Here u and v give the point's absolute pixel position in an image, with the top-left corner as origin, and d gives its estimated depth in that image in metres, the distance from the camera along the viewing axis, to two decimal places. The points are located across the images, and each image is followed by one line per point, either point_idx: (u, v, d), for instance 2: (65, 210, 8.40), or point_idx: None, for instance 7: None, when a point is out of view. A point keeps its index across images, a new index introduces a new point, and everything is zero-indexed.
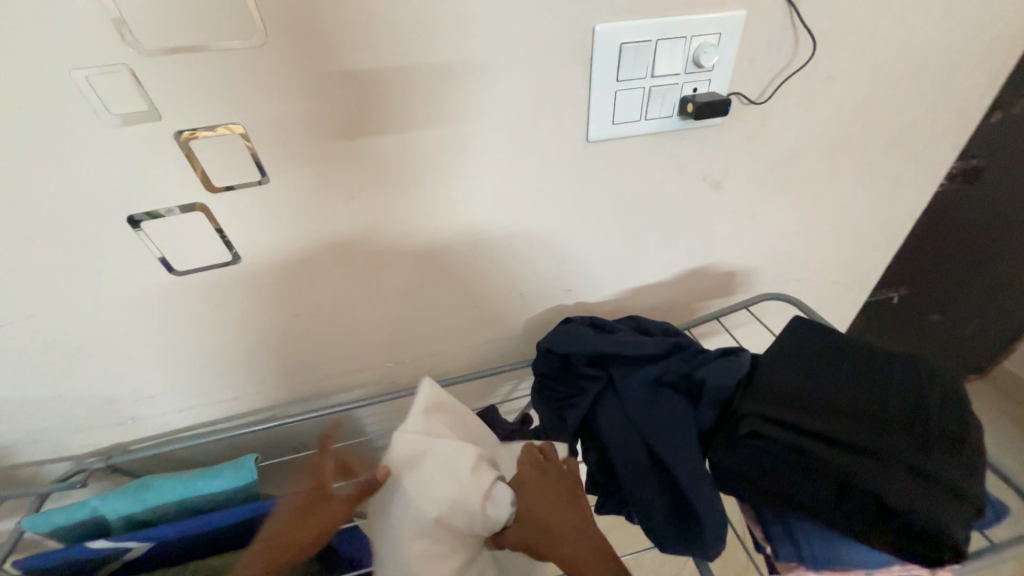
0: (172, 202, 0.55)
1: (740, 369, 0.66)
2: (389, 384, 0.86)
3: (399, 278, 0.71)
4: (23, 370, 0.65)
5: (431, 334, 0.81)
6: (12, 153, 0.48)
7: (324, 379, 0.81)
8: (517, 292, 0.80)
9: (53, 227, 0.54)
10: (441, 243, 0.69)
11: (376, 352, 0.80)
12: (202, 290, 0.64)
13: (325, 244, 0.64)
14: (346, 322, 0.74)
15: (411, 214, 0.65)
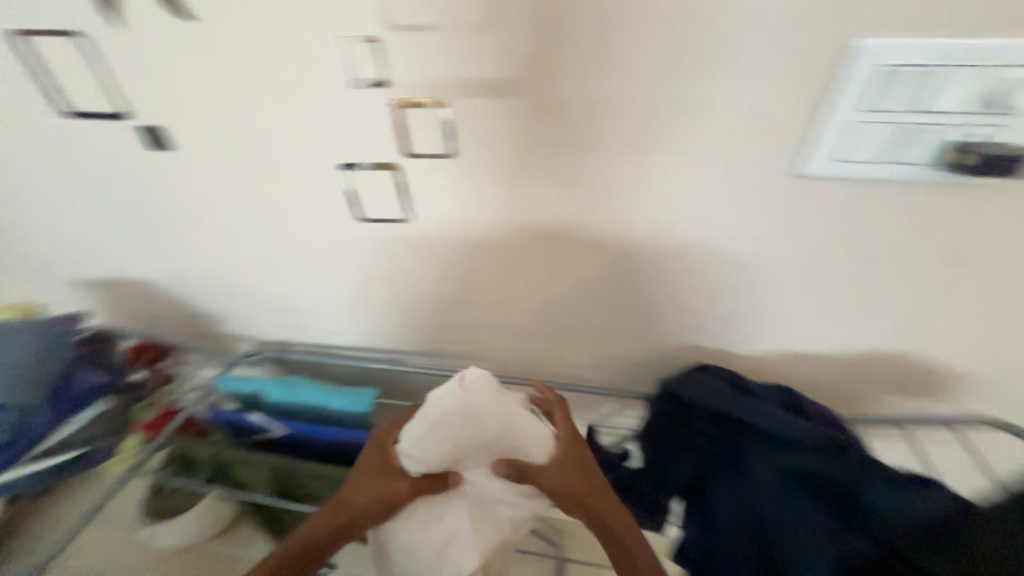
0: (374, 158, 0.63)
1: (933, 505, 0.48)
2: (495, 365, 0.88)
3: (536, 269, 0.71)
4: (242, 266, 0.82)
5: (549, 331, 0.80)
6: (280, 96, 0.60)
7: (446, 344, 0.87)
8: (650, 316, 0.74)
9: (291, 160, 0.66)
10: (588, 245, 0.67)
11: (494, 331, 0.82)
12: (374, 237, 0.72)
13: (483, 222, 0.67)
14: (479, 299, 0.78)
15: (569, 210, 0.63)
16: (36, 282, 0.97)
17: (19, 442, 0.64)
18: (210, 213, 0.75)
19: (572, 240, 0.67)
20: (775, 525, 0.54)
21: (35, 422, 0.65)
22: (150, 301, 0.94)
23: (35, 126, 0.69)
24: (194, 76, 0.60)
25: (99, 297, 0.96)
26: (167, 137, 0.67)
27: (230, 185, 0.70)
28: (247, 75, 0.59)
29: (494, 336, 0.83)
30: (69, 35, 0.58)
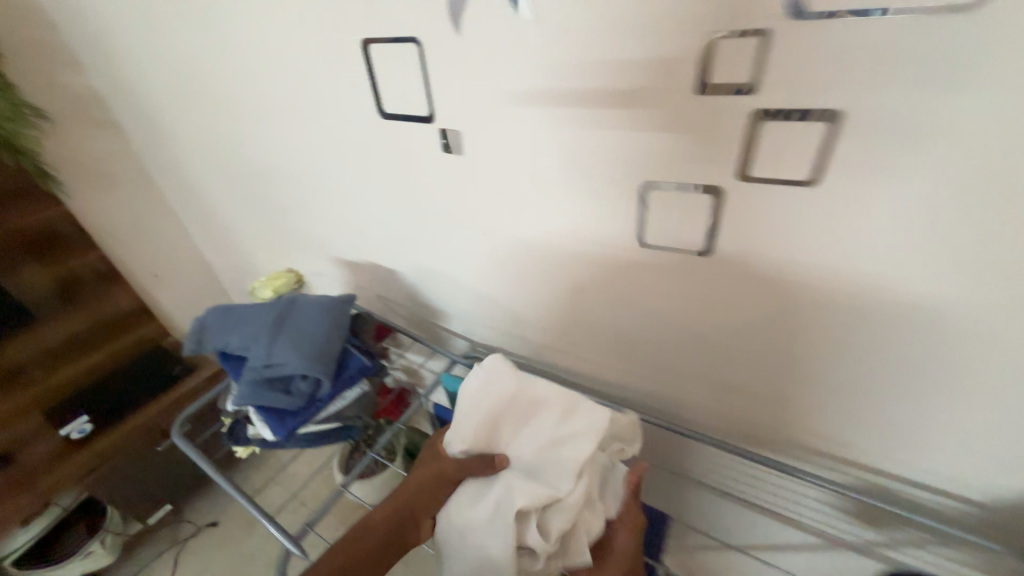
0: (690, 179, 0.50)
1: None
2: (716, 427, 0.71)
3: (827, 336, 0.53)
4: (485, 272, 0.81)
5: (814, 409, 0.60)
6: (594, 106, 0.52)
7: (662, 389, 0.73)
8: (998, 425, 0.50)
9: (579, 174, 0.58)
10: (947, 322, 0.46)
11: (725, 388, 0.66)
12: (643, 270, 0.61)
13: (806, 274, 0.50)
14: (757, 366, 0.61)
15: (937, 269, 0.43)
16: (310, 254, 1.14)
17: (310, 410, 0.67)
18: (472, 218, 0.74)
19: (918, 314, 0.47)
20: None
21: (322, 393, 0.67)
22: (390, 287, 1.02)
23: (353, 123, 0.76)
24: (509, 80, 0.56)
25: (351, 276, 1.08)
26: (460, 141, 0.66)
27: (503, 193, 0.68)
28: (567, 79, 0.52)
29: (758, 412, 0.65)
30: (408, 40, 0.61)
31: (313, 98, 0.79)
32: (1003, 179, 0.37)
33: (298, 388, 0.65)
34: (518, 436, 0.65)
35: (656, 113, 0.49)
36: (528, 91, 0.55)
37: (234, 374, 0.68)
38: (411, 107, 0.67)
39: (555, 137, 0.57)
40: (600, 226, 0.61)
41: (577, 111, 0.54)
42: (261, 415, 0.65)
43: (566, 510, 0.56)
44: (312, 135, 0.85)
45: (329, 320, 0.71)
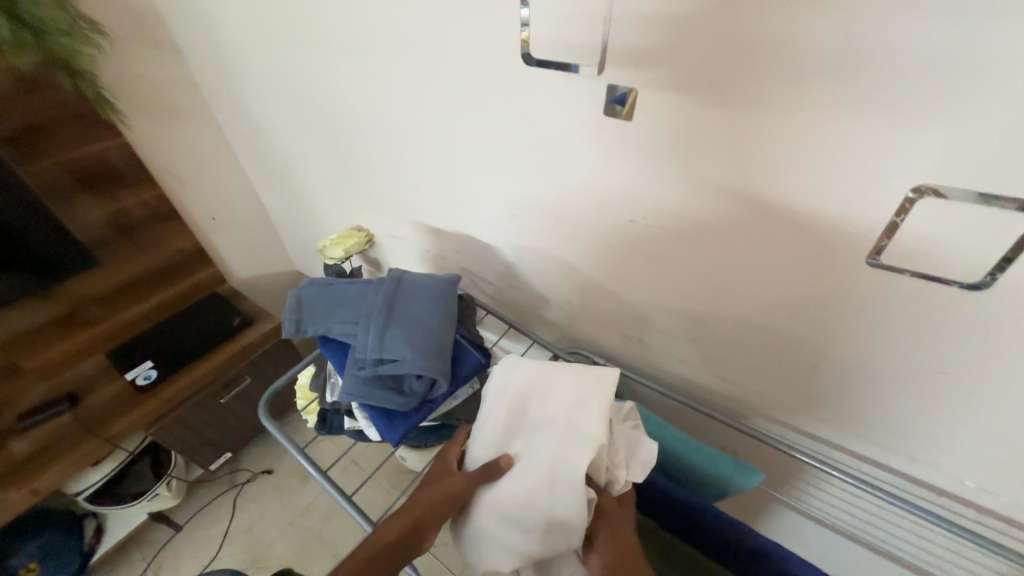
0: (1001, 192, 0.37)
1: None
2: (790, 430, 0.69)
3: (962, 360, 0.48)
4: (618, 262, 0.69)
5: (920, 433, 0.57)
6: (874, 78, 0.38)
7: (752, 391, 0.69)
8: None
9: (812, 163, 0.44)
10: None
11: (808, 396, 0.64)
12: (856, 291, 0.50)
13: None
14: (981, 414, 0.51)
15: None
16: (385, 213, 1.02)
17: (424, 410, 0.58)
18: (620, 199, 0.61)
19: None
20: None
21: (436, 395, 0.58)
22: (480, 261, 0.91)
23: (479, 67, 0.62)
24: (745, 24, 0.41)
25: (432, 245, 0.97)
26: (633, 105, 0.52)
27: (676, 175, 0.54)
28: (849, 29, 0.37)
29: (955, 458, 0.56)
30: None
31: (430, 31, 0.63)
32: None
33: (412, 388, 0.56)
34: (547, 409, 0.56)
35: (992, 94, 0.34)
36: (772, 43, 0.40)
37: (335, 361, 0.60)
38: (573, 54, 0.52)
39: (793, 110, 0.43)
40: (815, 229, 0.48)
41: (848, 77, 0.39)
42: (368, 413, 0.57)
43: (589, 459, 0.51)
44: (418, 79, 0.71)
45: (442, 309, 0.61)
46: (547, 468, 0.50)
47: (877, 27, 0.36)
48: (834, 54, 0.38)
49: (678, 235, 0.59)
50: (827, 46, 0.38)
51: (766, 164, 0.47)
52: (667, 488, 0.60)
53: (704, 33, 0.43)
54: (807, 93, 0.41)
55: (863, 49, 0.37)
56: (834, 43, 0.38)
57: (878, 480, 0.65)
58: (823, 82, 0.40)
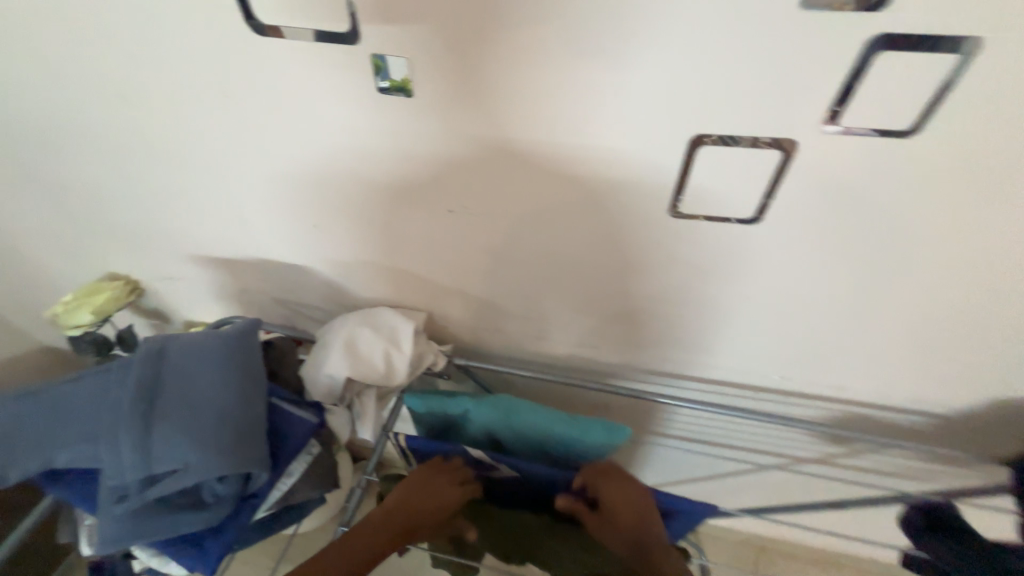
0: (761, 132, 0.41)
1: None
2: (651, 379, 0.72)
3: (768, 282, 0.53)
4: (454, 258, 0.62)
5: (750, 350, 0.63)
6: (624, 22, 0.38)
7: (614, 355, 0.69)
8: (874, 341, 0.57)
9: (608, 123, 0.44)
10: (895, 262, 0.48)
11: (661, 345, 0.66)
12: (672, 237, 0.52)
13: (841, 231, 0.47)
14: (781, 322, 0.58)
15: (887, 214, 0.44)
16: (143, 254, 0.74)
17: (238, 516, 0.43)
18: (435, 189, 0.54)
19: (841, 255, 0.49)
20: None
21: (258, 486, 0.44)
22: (296, 291, 0.73)
23: (202, 36, 0.46)
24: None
25: (226, 283, 0.75)
26: (414, 77, 0.45)
27: (487, 149, 0.49)
28: None
29: (768, 367, 0.64)
30: None
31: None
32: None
33: (215, 493, 0.41)
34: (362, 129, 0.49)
35: (716, 32, 0.37)
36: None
37: (81, 496, 0.42)
38: (319, 15, 0.42)
39: (578, 68, 0.41)
40: (627, 185, 0.48)
41: (612, 28, 0.38)
42: (160, 548, 0.42)
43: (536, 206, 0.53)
44: (121, 63, 0.50)
45: (222, 372, 0.45)
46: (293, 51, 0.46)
47: None
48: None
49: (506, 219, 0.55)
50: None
51: (568, 127, 0.45)
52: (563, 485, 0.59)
53: None
54: (579, 42, 0.40)
55: None
56: None
57: (720, 395, 0.71)
58: (596, 35, 0.39)
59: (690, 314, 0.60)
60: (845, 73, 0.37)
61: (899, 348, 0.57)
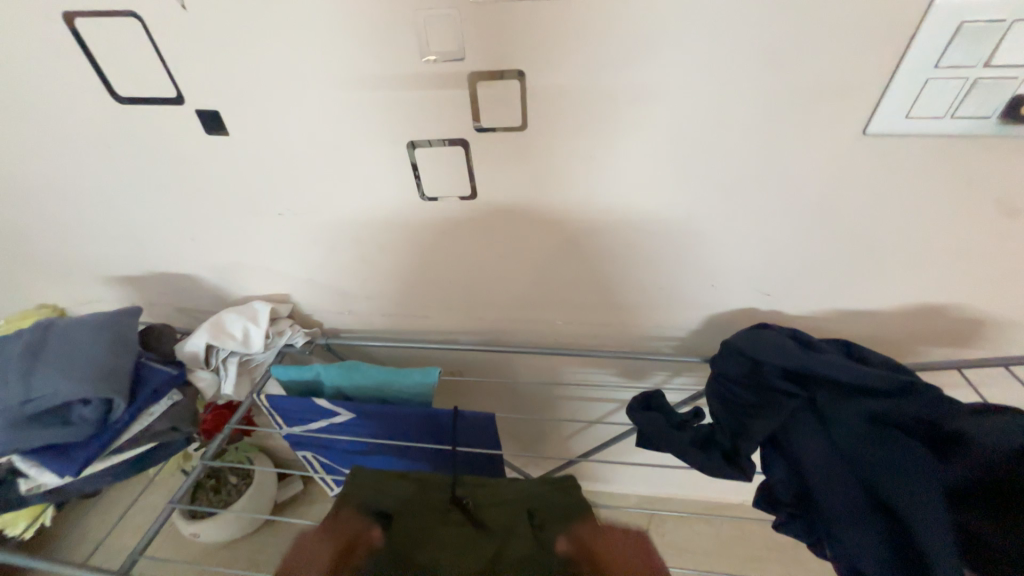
0: (448, 133, 0.62)
1: (837, 371, 0.56)
2: (480, 337, 0.89)
3: (514, 240, 0.73)
4: (299, 254, 0.79)
5: (532, 300, 0.81)
6: (342, 75, 0.59)
7: (443, 321, 0.87)
8: (609, 282, 0.77)
9: (361, 138, 0.64)
10: (581, 215, 0.69)
11: (471, 306, 0.84)
12: (437, 215, 0.71)
13: (535, 195, 0.67)
14: (545, 274, 0.77)
15: (556, 180, 0.65)
16: (64, 281, 0.92)
17: (103, 437, 0.59)
18: (268, 200, 0.73)
19: (547, 213, 0.69)
20: (880, 476, 0.50)
21: (118, 415, 0.60)
22: (191, 298, 0.90)
23: (76, 107, 0.66)
24: (266, 51, 0.58)
25: (135, 297, 0.92)
26: (228, 121, 0.65)
27: (295, 165, 0.68)
28: (317, 47, 0.57)
29: (556, 314, 0.83)
30: (127, 14, 0.57)
31: (12, 86, 0.65)
32: (630, 98, 0.57)
33: (81, 415, 0.58)
34: (209, 163, 0.70)
35: (397, 77, 0.58)
36: (293, 60, 0.59)
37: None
38: (155, 88, 0.63)
39: (329, 105, 0.62)
40: (389, 180, 0.68)
41: (340, 78, 0.59)
42: (35, 459, 0.57)
43: (386, 231, 0.75)
44: (26, 132, 0.70)
45: (99, 334, 0.62)
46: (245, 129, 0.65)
47: (329, 46, 0.57)
48: (319, 61, 0.58)
49: (325, 218, 0.74)
50: (310, 57, 0.58)
51: (339, 143, 0.65)
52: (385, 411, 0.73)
53: (234, 57, 0.59)
54: (320, 89, 0.61)
55: (332, 57, 0.58)
56: (315, 54, 0.58)
57: (545, 356, 0.88)
58: (329, 84, 0.60)
59: (480, 276, 0.79)
60: (465, 97, 0.59)
61: (631, 284, 0.76)
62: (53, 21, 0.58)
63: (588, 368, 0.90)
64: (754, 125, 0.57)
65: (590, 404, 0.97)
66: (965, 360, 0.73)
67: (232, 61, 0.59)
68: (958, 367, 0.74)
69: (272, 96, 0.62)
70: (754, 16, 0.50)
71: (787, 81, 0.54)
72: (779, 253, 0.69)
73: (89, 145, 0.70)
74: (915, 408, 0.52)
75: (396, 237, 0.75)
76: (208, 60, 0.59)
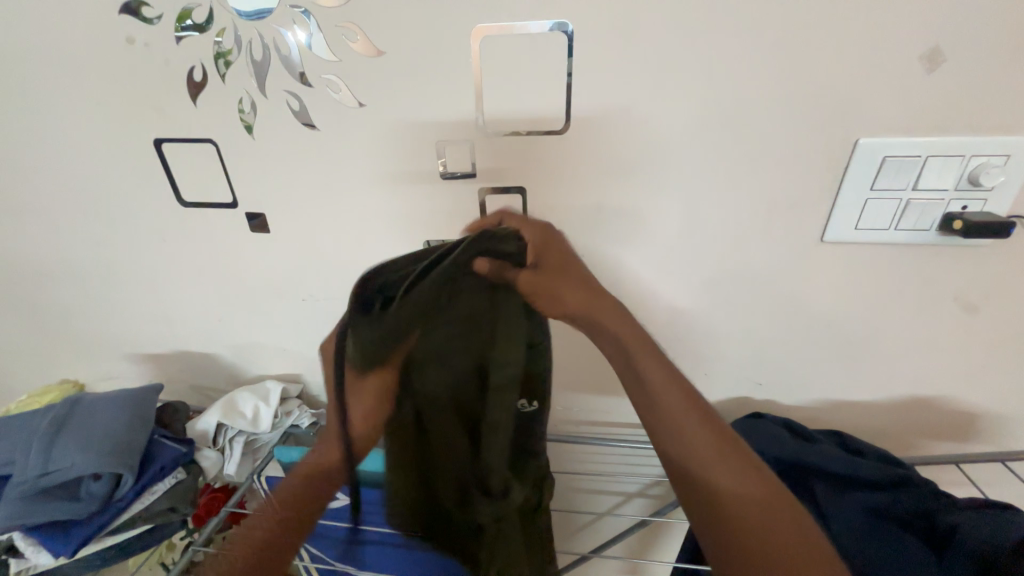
0: (458, 233, 0.71)
1: (830, 463, 0.60)
2: None
3: None
4: (315, 336, 0.85)
5: None
6: (373, 186, 0.70)
7: None
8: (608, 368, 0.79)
9: (383, 235, 0.74)
10: None
11: None
12: None
13: None
14: None
15: None
16: (90, 357, 0.97)
17: (103, 515, 0.60)
18: (295, 286, 0.81)
19: None
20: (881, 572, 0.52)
21: (123, 491, 0.61)
22: (207, 375, 0.94)
23: (144, 207, 0.77)
24: (311, 167, 0.70)
25: (152, 375, 0.96)
26: (272, 221, 0.75)
27: (322, 257, 0.77)
28: (354, 165, 0.69)
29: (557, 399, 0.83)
30: (205, 139, 0.70)
31: (94, 191, 0.77)
32: (617, 206, 0.66)
33: (89, 490, 0.59)
34: (247, 253, 0.79)
35: (419, 189, 0.69)
36: (333, 173, 0.70)
37: None
38: (215, 194, 0.74)
39: (359, 209, 0.72)
40: None
41: (369, 188, 0.70)
42: (37, 537, 0.58)
43: None
44: (96, 225, 0.81)
45: (119, 409, 0.66)
46: (283, 226, 0.75)
47: (364, 164, 0.69)
48: (354, 175, 0.70)
49: (344, 302, 0.81)
50: (347, 173, 0.70)
51: (364, 239, 0.75)
52: None
53: (284, 170, 0.71)
54: (352, 196, 0.71)
55: (366, 173, 0.69)
56: (352, 170, 0.69)
57: (551, 444, 0.87)
58: (361, 192, 0.71)
59: None
60: (475, 204, 0.69)
61: None
62: (143, 143, 0.72)
63: (593, 457, 0.89)
64: (726, 231, 0.66)
65: (597, 495, 0.93)
66: (964, 454, 0.73)
67: (282, 174, 0.71)
68: (960, 462, 0.73)
69: (311, 201, 0.73)
70: (716, 150, 0.61)
71: (750, 196, 0.63)
72: (764, 344, 0.73)
73: (147, 237, 0.80)
74: (909, 500, 0.55)
75: None
76: (263, 172, 0.71)
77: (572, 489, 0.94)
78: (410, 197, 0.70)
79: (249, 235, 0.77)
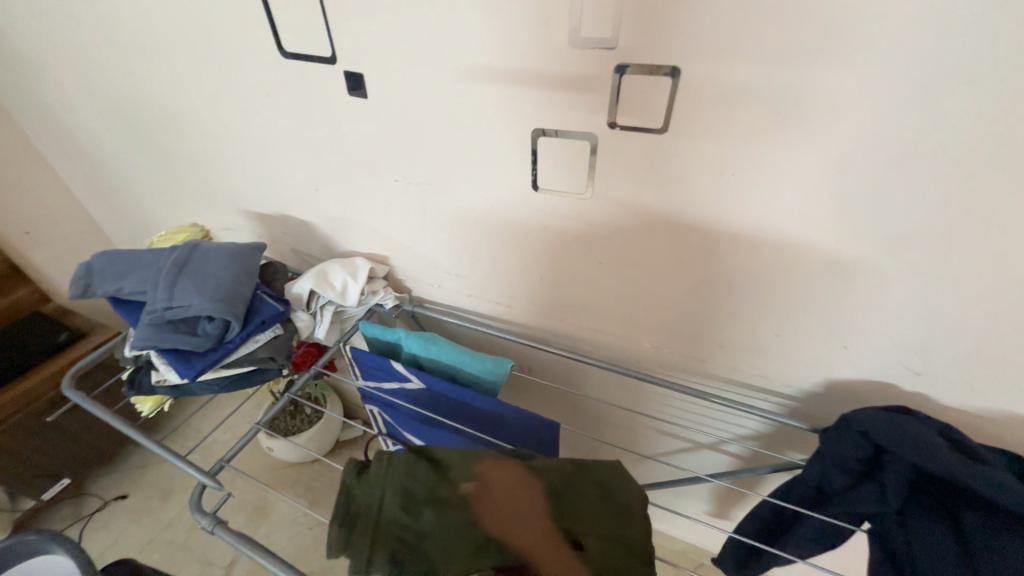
0: (578, 125, 0.57)
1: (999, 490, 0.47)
2: (564, 344, 0.84)
3: (618, 249, 0.67)
4: (404, 222, 0.82)
5: (626, 316, 0.74)
6: (485, 51, 0.57)
7: (526, 318, 0.84)
8: (724, 314, 0.67)
9: (486, 118, 0.62)
10: (709, 235, 0.60)
11: (559, 309, 0.79)
12: (546, 211, 0.67)
13: (654, 206, 0.60)
14: (643, 291, 0.70)
15: (690, 193, 0.57)
16: (211, 206, 1.05)
17: (216, 353, 0.67)
18: (389, 165, 0.75)
19: (668, 221, 0.61)
20: None
21: (232, 335, 0.67)
22: (306, 241, 0.98)
23: (248, 56, 0.73)
24: (415, 20, 0.58)
25: (261, 233, 1.03)
26: (369, 86, 0.67)
27: (418, 135, 0.69)
28: (464, 21, 0.56)
29: (648, 336, 0.75)
30: None
31: (205, 33, 0.74)
32: (805, 108, 0.47)
33: (205, 329, 0.66)
34: (344, 121, 0.73)
35: (538, 61, 0.55)
36: (437, 30, 0.58)
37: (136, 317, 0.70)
38: (315, 47, 0.66)
39: (464, 81, 0.61)
40: (505, 166, 0.66)
41: (479, 54, 0.57)
42: (166, 357, 0.66)
43: (489, 214, 0.72)
44: (207, 72, 0.79)
45: (228, 261, 0.70)
46: (380, 94, 0.67)
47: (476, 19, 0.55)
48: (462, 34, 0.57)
49: (436, 191, 0.74)
50: (454, 31, 0.57)
51: (466, 121, 0.64)
52: (451, 394, 0.75)
53: (386, 23, 0.60)
54: (458, 61, 0.59)
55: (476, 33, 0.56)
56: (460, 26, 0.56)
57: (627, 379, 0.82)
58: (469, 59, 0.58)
59: (576, 282, 0.74)
60: (608, 88, 0.53)
61: (746, 323, 0.66)
62: None
63: (669, 402, 0.82)
64: (967, 170, 0.45)
65: (661, 436, 0.89)
66: None
67: (384, 27, 0.60)
68: None
69: (412, 64, 0.62)
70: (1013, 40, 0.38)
71: None
72: (952, 333, 0.55)
73: (252, 92, 0.77)
74: None
75: (498, 221, 0.73)
76: (364, 24, 0.61)
77: (634, 423, 0.90)
78: (527, 71, 0.56)
79: (346, 101, 0.70)
